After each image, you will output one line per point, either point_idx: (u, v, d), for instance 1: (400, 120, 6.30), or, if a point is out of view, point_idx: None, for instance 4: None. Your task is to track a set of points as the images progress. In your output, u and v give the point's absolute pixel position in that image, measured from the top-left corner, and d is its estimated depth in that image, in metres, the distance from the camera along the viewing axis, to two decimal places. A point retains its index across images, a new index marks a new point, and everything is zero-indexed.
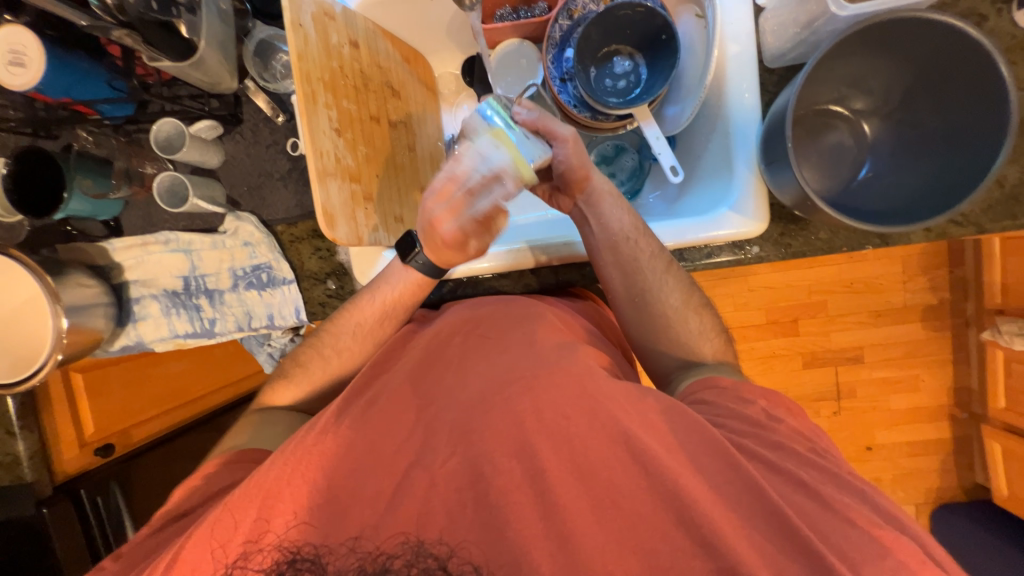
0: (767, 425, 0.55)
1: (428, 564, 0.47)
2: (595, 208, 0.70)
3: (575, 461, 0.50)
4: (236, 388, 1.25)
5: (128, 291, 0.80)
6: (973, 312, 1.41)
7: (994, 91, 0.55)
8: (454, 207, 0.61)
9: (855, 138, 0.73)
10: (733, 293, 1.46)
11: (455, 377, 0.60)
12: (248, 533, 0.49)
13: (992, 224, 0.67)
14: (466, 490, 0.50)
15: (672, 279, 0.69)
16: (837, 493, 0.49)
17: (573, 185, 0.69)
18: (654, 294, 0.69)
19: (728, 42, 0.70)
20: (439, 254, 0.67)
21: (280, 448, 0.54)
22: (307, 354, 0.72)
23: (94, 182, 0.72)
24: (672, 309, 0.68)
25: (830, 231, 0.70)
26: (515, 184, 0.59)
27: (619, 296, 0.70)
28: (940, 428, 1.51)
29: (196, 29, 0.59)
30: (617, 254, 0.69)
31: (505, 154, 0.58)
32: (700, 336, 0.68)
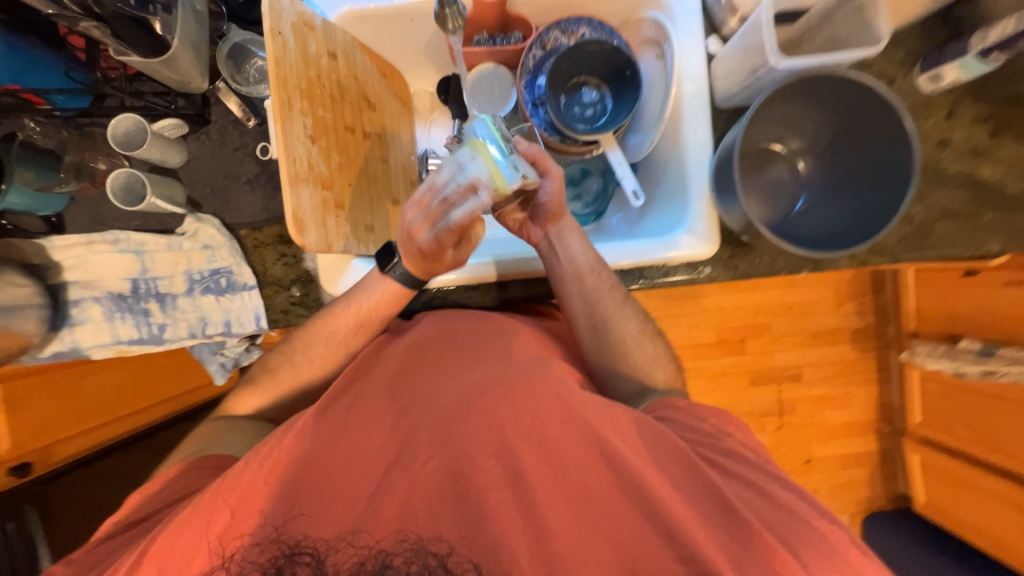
0: (721, 435, 0.59)
1: (428, 561, 0.48)
2: (562, 240, 0.74)
3: (554, 462, 0.52)
4: (180, 402, 1.17)
5: (66, 293, 0.74)
6: (893, 335, 1.58)
7: (901, 139, 0.64)
8: (432, 217, 0.65)
9: (793, 173, 0.82)
10: (687, 314, 1.54)
11: (432, 382, 0.60)
12: (232, 526, 0.50)
13: (905, 254, 0.77)
14: (447, 488, 0.51)
15: (629, 311, 0.73)
16: (782, 492, 0.53)
17: (546, 216, 0.73)
18: (613, 322, 0.72)
19: (685, 82, 0.77)
20: (418, 264, 0.69)
21: (256, 446, 0.54)
22: (279, 360, 0.71)
23: (36, 175, 0.68)
24: (630, 338, 0.73)
25: (771, 255, 0.78)
26: (488, 195, 0.60)
27: (581, 325, 0.74)
28: (868, 441, 1.64)
29: (170, 27, 0.58)
30: (581, 285, 0.72)
31: (481, 164, 0.59)
32: (655, 363, 0.72)
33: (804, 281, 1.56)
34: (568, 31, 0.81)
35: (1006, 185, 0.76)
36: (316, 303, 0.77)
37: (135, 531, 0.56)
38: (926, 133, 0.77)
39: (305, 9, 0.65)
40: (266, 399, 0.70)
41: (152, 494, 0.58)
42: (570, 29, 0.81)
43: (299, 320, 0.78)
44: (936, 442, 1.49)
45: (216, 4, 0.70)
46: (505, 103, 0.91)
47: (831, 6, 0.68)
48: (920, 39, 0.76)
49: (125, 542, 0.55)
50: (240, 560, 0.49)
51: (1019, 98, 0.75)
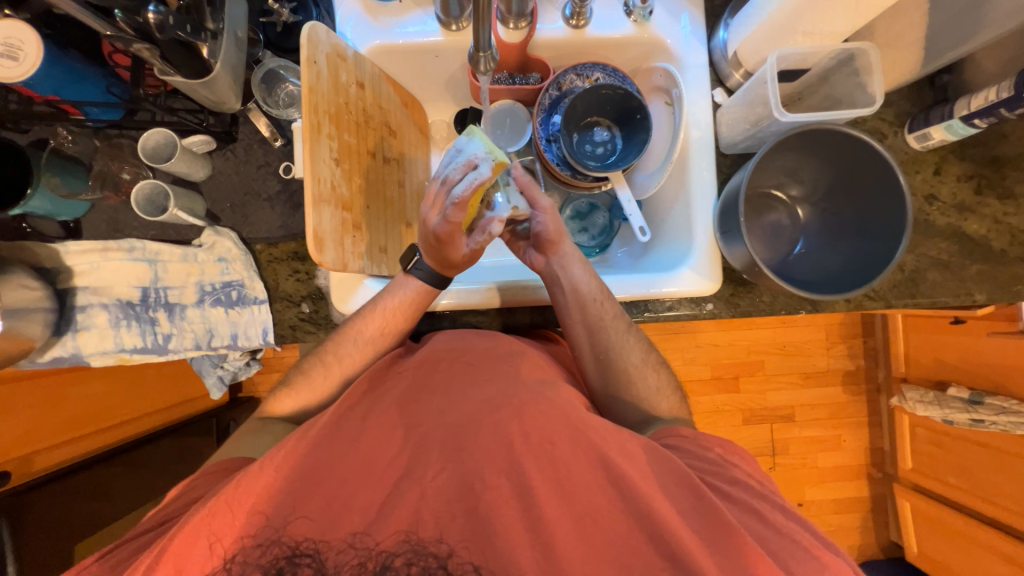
0: (723, 463, 0.59)
1: (428, 563, 0.48)
2: (565, 268, 0.75)
3: (559, 482, 0.52)
4: (158, 418, 1.15)
5: (73, 299, 0.73)
6: (884, 379, 1.60)
7: (895, 194, 0.69)
8: (439, 202, 0.64)
9: (791, 220, 0.85)
10: (683, 348, 1.56)
11: (442, 400, 0.61)
12: (243, 528, 0.50)
13: (898, 300, 0.80)
14: (456, 503, 0.51)
15: (632, 339, 0.74)
16: (785, 520, 0.53)
17: (547, 244, 0.76)
18: (616, 351, 0.74)
19: (692, 128, 0.82)
20: (434, 257, 0.70)
21: (272, 449, 0.55)
22: (312, 362, 0.73)
23: (61, 181, 0.71)
24: (632, 367, 0.74)
25: (771, 295, 0.80)
26: (488, 168, 0.60)
27: (585, 353, 0.76)
28: (861, 486, 1.64)
29: (215, 53, 0.62)
30: (585, 313, 0.74)
31: (477, 142, 0.62)
32: (658, 393, 0.73)
33: (799, 322, 1.59)
34: (583, 75, 0.86)
35: (991, 240, 0.80)
36: (326, 320, 0.78)
37: (144, 539, 0.55)
38: (916, 187, 0.81)
39: (340, 41, 0.69)
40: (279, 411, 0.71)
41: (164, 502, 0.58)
42: (585, 73, 0.86)
43: (307, 337, 0.78)
44: (928, 490, 1.49)
45: (254, 33, 0.75)
46: (519, 137, 0.95)
47: (830, 67, 0.74)
48: (909, 103, 0.82)
49: (134, 549, 0.55)
50: (241, 561, 0.48)
51: (999, 158, 0.80)
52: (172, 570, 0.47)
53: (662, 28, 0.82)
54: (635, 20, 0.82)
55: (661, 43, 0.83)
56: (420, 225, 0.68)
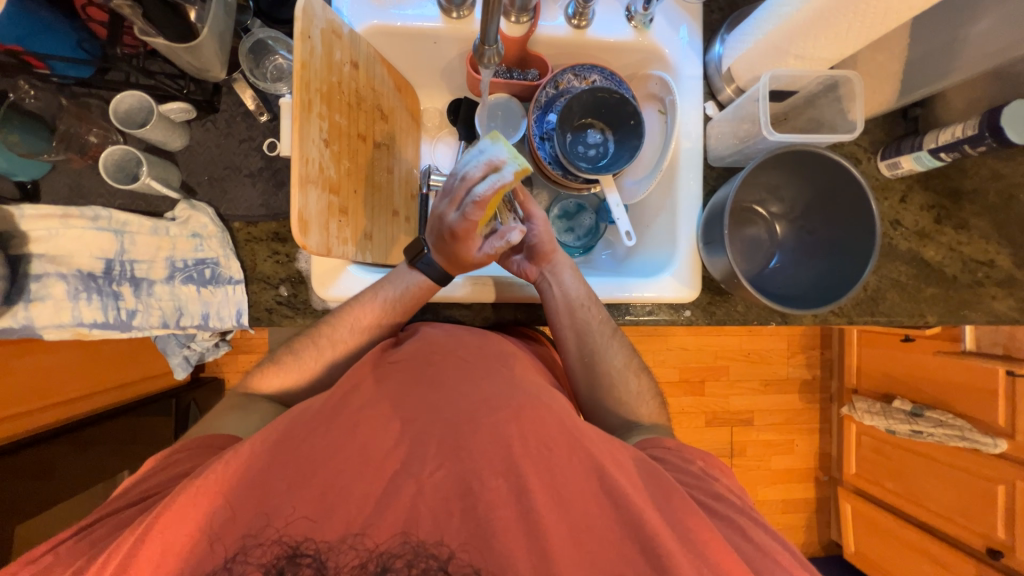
0: (704, 476, 0.62)
1: (429, 564, 0.48)
2: (556, 278, 0.76)
3: (555, 488, 0.53)
4: (112, 396, 1.09)
5: (28, 266, 0.67)
6: (836, 390, 1.69)
7: (866, 218, 0.73)
8: (457, 199, 0.64)
9: (769, 234, 0.88)
10: (654, 350, 1.61)
11: (435, 397, 0.61)
12: (230, 516, 0.49)
13: (859, 318, 0.85)
14: (453, 501, 0.51)
15: (616, 344, 0.76)
16: (761, 533, 0.56)
17: (540, 256, 0.76)
18: (601, 356, 0.75)
19: (682, 138, 0.84)
20: (446, 255, 0.71)
21: (264, 431, 0.56)
22: (302, 342, 0.72)
23: (21, 139, 0.66)
24: (617, 370, 0.75)
25: (745, 305, 0.84)
26: (512, 174, 0.58)
27: (573, 358, 0.77)
28: (807, 488, 1.74)
29: (203, 19, 0.59)
30: (572, 318, 0.75)
31: (500, 146, 0.60)
32: (639, 398, 0.75)
33: (763, 332, 1.66)
34: (581, 76, 0.86)
35: (945, 267, 0.86)
36: (305, 306, 0.76)
37: (126, 515, 0.53)
38: (884, 213, 0.86)
39: (336, 18, 0.66)
40: (253, 395, 0.70)
41: (133, 484, 0.56)
42: (583, 74, 0.86)
43: (282, 321, 0.76)
44: (868, 493, 1.59)
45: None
46: (515, 131, 0.94)
47: (817, 91, 0.77)
48: (883, 131, 0.87)
49: (107, 531, 0.52)
50: (240, 560, 0.47)
51: (958, 192, 0.86)
52: (154, 554, 0.46)
53: (662, 37, 0.83)
54: (636, 26, 0.83)
55: (659, 51, 0.84)
56: (436, 216, 0.69)
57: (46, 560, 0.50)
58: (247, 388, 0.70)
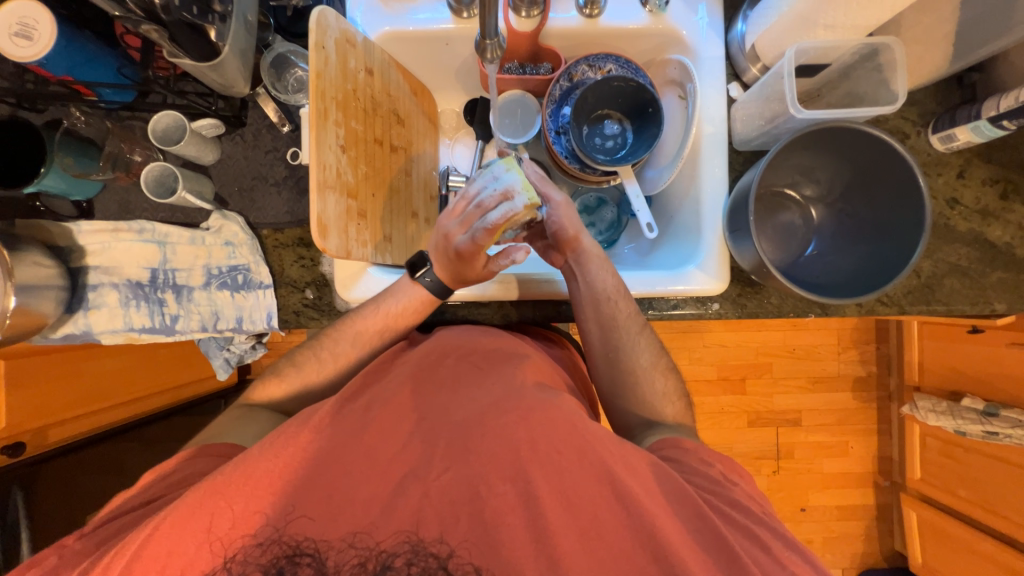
0: (726, 483, 0.59)
1: (429, 563, 0.49)
2: (582, 267, 0.74)
3: (562, 492, 0.52)
4: (176, 394, 1.19)
5: (85, 278, 0.74)
6: (895, 387, 1.56)
7: (915, 198, 0.66)
8: (466, 221, 0.68)
9: (804, 220, 0.83)
10: (689, 347, 1.55)
11: (446, 400, 0.62)
12: (243, 516, 0.51)
13: (911, 307, 0.78)
14: (460, 506, 0.52)
15: (644, 340, 0.74)
16: (784, 547, 0.52)
17: (564, 242, 0.75)
18: (627, 352, 0.73)
19: (705, 123, 0.80)
20: (448, 271, 0.72)
21: (274, 436, 0.56)
22: (305, 356, 0.74)
23: (75, 162, 0.72)
24: (642, 367, 0.73)
25: (780, 296, 0.79)
26: (523, 205, 0.65)
27: (596, 353, 0.75)
28: (865, 494, 1.61)
29: (224, 36, 0.61)
30: (598, 310, 0.73)
31: (514, 176, 0.66)
32: (664, 399, 0.72)
33: (809, 325, 1.56)
34: (595, 66, 0.84)
35: (1014, 248, 0.77)
36: (329, 307, 0.79)
37: (131, 517, 0.56)
38: (938, 192, 0.79)
39: (349, 27, 0.68)
40: (274, 395, 0.72)
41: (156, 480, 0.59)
42: (597, 64, 0.84)
43: (310, 323, 0.79)
44: (934, 501, 1.46)
45: (264, 16, 0.73)
46: (520, 135, 0.92)
47: (852, 62, 0.72)
48: (935, 102, 0.79)
49: (121, 525, 0.55)
50: (240, 560, 0.49)
51: None
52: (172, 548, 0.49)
53: (678, 19, 0.80)
54: (651, 10, 0.80)
55: (677, 34, 0.81)
56: (440, 234, 0.71)
57: (53, 559, 0.52)
58: (271, 386, 0.73)
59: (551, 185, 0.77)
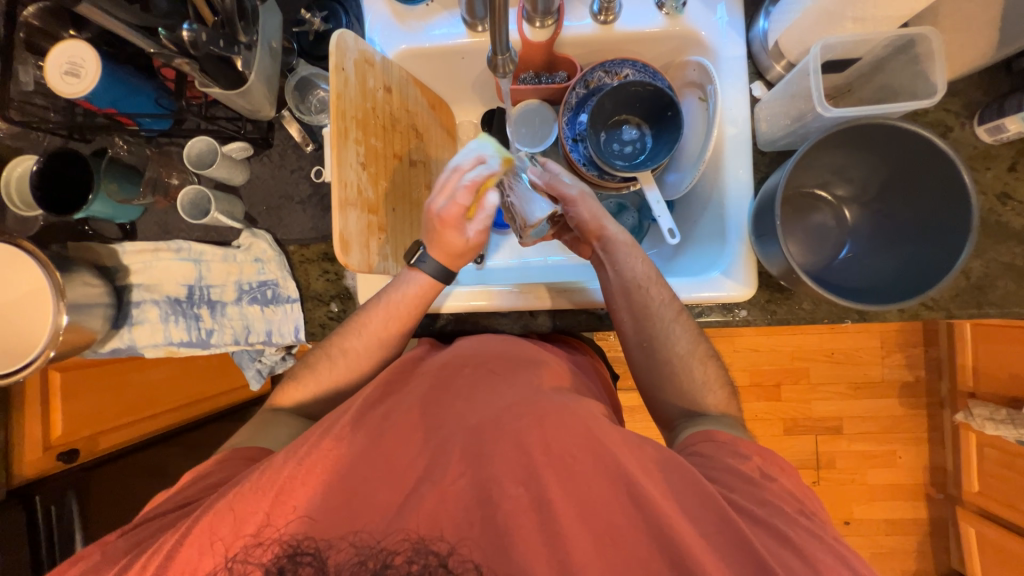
0: (760, 482, 0.56)
1: (429, 560, 0.50)
2: (610, 255, 0.74)
3: (576, 500, 0.52)
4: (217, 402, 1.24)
5: (129, 295, 0.79)
6: (947, 393, 1.46)
7: (960, 195, 0.62)
8: (448, 192, 0.67)
9: (837, 221, 0.79)
10: (719, 351, 1.50)
11: (463, 404, 0.62)
12: (267, 521, 0.53)
13: (960, 311, 0.73)
14: (474, 509, 0.53)
15: (679, 327, 0.71)
16: (821, 549, 0.50)
17: (587, 233, 0.75)
18: (662, 339, 0.70)
19: (727, 124, 0.77)
20: (443, 248, 0.71)
21: (295, 444, 0.57)
22: (318, 358, 0.75)
23: (119, 188, 0.77)
24: (679, 354, 0.70)
25: (813, 302, 0.75)
26: (499, 164, 0.68)
27: (630, 343, 0.73)
28: (916, 507, 1.51)
29: (250, 64, 0.64)
30: (629, 300, 0.71)
31: (487, 145, 0.69)
32: (704, 386, 0.69)
33: (849, 328, 1.48)
34: (612, 72, 0.83)
35: None
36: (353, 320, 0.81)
37: (163, 518, 0.58)
38: (986, 187, 0.73)
39: (367, 47, 0.70)
40: (300, 404, 0.74)
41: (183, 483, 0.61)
42: (613, 70, 0.83)
43: None
44: (995, 517, 1.36)
45: (288, 42, 0.77)
46: (537, 143, 0.92)
47: (884, 55, 0.68)
48: (980, 91, 0.74)
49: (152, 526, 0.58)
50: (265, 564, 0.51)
51: None
52: (201, 549, 0.52)
53: (696, 19, 0.78)
54: (668, 13, 0.78)
55: (696, 35, 0.79)
56: (425, 210, 0.70)
57: (93, 557, 0.55)
58: (295, 397, 0.74)
59: (567, 175, 0.77)
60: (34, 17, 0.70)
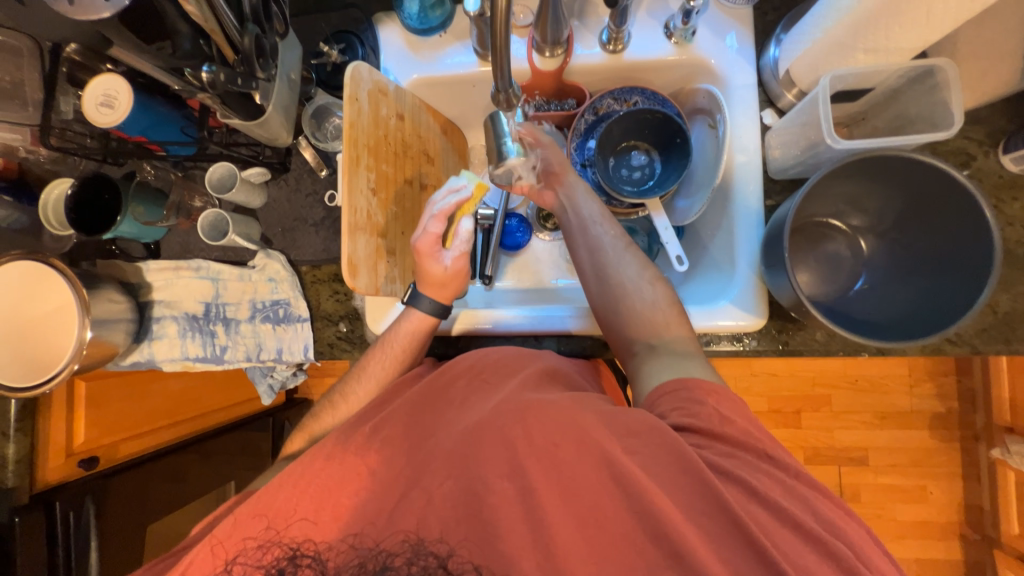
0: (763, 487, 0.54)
1: (428, 561, 0.51)
2: (567, 197, 0.78)
3: (573, 521, 0.51)
4: (231, 411, 1.27)
5: (151, 310, 0.83)
6: (983, 427, 1.37)
7: (980, 229, 0.60)
8: (422, 221, 0.73)
9: (852, 251, 0.77)
10: (736, 375, 1.46)
11: (452, 415, 0.62)
12: (272, 529, 0.54)
13: (986, 347, 0.69)
14: (462, 510, 0.53)
15: (629, 255, 0.74)
16: None
17: (550, 179, 0.79)
18: (613, 267, 0.73)
19: (736, 152, 0.77)
20: (438, 290, 0.75)
21: (295, 465, 0.59)
22: (321, 408, 0.77)
23: (145, 210, 0.80)
24: (628, 280, 0.71)
25: (827, 333, 0.73)
26: (468, 189, 0.71)
27: (586, 273, 0.75)
28: (949, 548, 1.42)
29: (268, 95, 0.68)
30: (584, 235, 0.76)
31: (463, 176, 0.72)
32: (655, 305, 0.70)
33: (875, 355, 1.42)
34: (621, 99, 0.84)
35: None
36: (361, 340, 0.83)
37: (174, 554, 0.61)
38: (1013, 218, 0.71)
39: (381, 78, 0.72)
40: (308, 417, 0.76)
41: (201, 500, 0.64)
42: (623, 97, 0.84)
43: (343, 354, 0.83)
44: None
45: (307, 72, 0.80)
46: None
47: (899, 85, 0.67)
48: (1005, 119, 0.71)
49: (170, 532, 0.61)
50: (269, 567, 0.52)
51: None
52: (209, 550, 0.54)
53: (706, 48, 0.78)
54: (676, 42, 0.78)
55: (705, 63, 0.79)
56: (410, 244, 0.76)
57: None
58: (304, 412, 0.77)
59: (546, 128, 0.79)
60: (76, 52, 0.74)
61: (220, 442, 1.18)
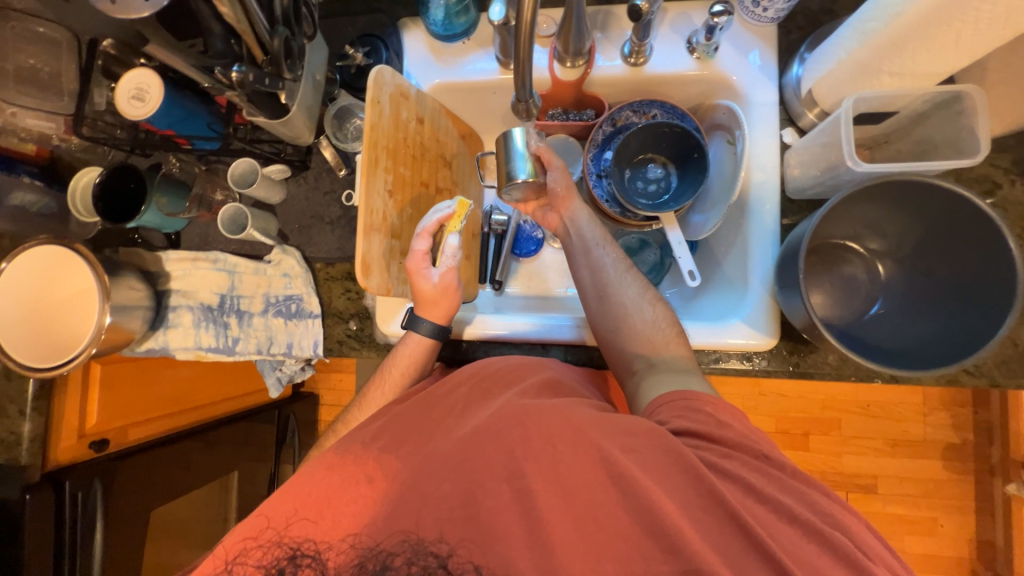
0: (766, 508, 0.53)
1: (428, 561, 0.51)
2: (572, 218, 0.79)
3: (574, 528, 0.50)
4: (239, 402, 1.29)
5: (168, 299, 0.85)
6: (998, 461, 1.33)
7: (1003, 260, 0.58)
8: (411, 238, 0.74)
9: (869, 275, 0.76)
10: (744, 394, 1.44)
11: (456, 420, 0.63)
12: (273, 521, 0.55)
13: (1005, 379, 0.67)
14: (462, 514, 0.52)
15: (630, 276, 0.74)
16: None
17: (557, 201, 0.79)
18: (614, 287, 0.73)
19: (754, 170, 0.76)
20: (433, 311, 0.75)
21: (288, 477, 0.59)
22: (326, 435, 0.76)
23: (168, 201, 0.82)
24: (627, 299, 0.72)
25: (839, 357, 0.71)
26: (449, 205, 0.71)
27: (587, 294, 0.74)
28: None
29: (293, 93, 0.69)
30: (586, 255, 0.76)
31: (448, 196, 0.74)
32: (655, 326, 0.69)
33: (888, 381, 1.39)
34: (640, 112, 0.84)
35: None
36: (369, 339, 0.84)
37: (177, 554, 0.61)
38: None
39: (404, 82, 0.73)
40: None
41: None
42: (642, 110, 0.84)
43: (351, 352, 0.85)
44: None
45: (330, 73, 0.82)
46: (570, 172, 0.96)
47: (923, 110, 0.66)
48: None
49: None
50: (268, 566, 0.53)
51: None
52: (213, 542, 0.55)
53: (728, 64, 0.78)
54: (699, 57, 0.79)
55: (727, 79, 0.79)
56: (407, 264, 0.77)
57: None
58: None
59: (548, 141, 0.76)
60: (110, 47, 0.75)
61: (226, 430, 1.20)
